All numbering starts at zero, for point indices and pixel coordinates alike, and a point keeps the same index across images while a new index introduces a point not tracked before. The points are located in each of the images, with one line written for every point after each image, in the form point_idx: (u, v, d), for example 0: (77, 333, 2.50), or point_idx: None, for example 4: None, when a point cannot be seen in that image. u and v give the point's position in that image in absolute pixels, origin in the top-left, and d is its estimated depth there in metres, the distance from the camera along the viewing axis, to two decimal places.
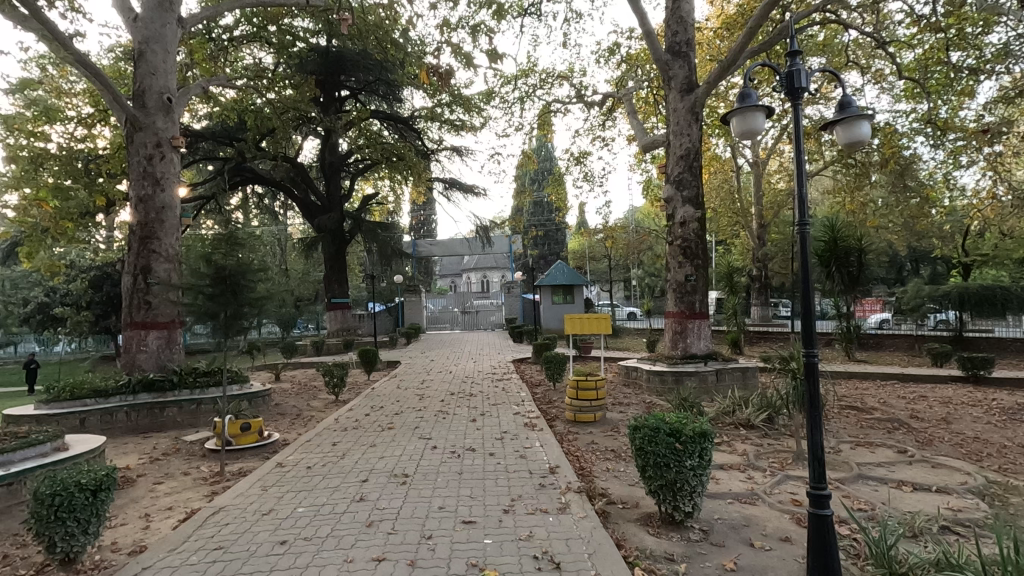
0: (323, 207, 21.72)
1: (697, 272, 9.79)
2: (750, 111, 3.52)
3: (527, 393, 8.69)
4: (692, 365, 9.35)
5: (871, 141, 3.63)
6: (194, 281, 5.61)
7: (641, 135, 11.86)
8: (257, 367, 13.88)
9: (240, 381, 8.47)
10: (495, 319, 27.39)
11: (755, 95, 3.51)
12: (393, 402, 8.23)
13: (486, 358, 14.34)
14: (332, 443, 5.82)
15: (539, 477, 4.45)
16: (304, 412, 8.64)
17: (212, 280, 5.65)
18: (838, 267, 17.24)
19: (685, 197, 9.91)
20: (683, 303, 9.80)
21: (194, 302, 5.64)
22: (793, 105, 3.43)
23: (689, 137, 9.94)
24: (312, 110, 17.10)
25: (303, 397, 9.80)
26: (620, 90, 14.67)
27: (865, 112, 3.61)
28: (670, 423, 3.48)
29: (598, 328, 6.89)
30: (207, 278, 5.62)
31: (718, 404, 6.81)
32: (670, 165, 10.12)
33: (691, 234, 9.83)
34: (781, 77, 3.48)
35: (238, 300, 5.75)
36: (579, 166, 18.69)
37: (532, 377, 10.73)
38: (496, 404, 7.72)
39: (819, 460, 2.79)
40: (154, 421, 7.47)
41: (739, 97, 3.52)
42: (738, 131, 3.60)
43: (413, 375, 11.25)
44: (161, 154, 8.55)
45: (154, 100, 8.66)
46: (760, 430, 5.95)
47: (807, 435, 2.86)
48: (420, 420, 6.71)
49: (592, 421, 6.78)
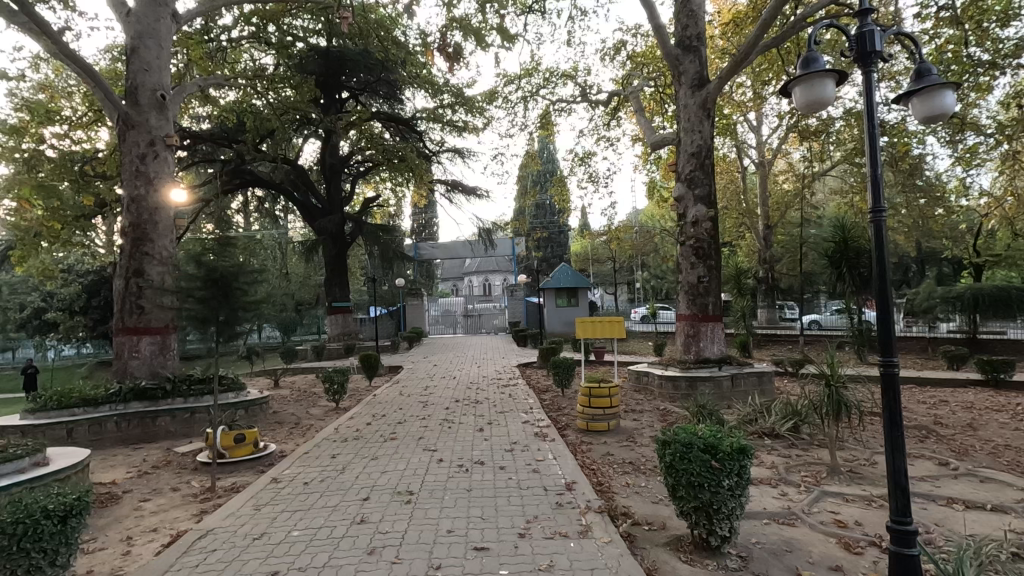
0: (324, 209, 21.44)
1: (710, 274, 9.45)
2: (816, 79, 3.16)
3: (535, 400, 8.34)
4: (706, 371, 9.00)
5: (956, 112, 3.16)
6: (186, 285, 5.23)
7: (650, 133, 11.53)
8: (256, 373, 13.57)
9: (235, 389, 8.14)
10: (498, 323, 27.04)
11: (823, 59, 3.14)
12: (396, 409, 7.88)
13: (490, 362, 13.99)
14: (331, 456, 5.48)
15: (555, 494, 4.10)
16: (303, 420, 8.29)
17: (203, 283, 5.29)
18: (849, 268, 16.91)
19: (697, 195, 9.57)
20: (696, 305, 9.46)
21: (185, 307, 5.26)
22: (865, 71, 3.07)
23: (700, 134, 9.62)
24: (312, 111, 16.85)
25: (302, 405, 9.46)
26: (626, 89, 14.37)
27: (949, 80, 3.13)
28: (704, 439, 3.13)
29: (613, 333, 6.53)
30: (198, 281, 5.25)
31: (738, 412, 6.45)
32: (682, 163, 9.80)
33: (704, 234, 9.49)
34: (851, 40, 3.13)
35: (232, 304, 5.39)
36: (583, 167, 18.39)
37: (539, 383, 10.38)
38: (504, 412, 7.36)
39: (902, 491, 2.59)
40: (145, 431, 7.13)
41: (804, 62, 3.16)
42: (802, 102, 3.24)
43: (416, 381, 10.90)
44: (155, 153, 8.24)
45: (147, 96, 8.34)
46: (786, 441, 5.60)
47: (889, 461, 2.62)
48: (424, 430, 6.36)
49: (605, 430, 6.43)
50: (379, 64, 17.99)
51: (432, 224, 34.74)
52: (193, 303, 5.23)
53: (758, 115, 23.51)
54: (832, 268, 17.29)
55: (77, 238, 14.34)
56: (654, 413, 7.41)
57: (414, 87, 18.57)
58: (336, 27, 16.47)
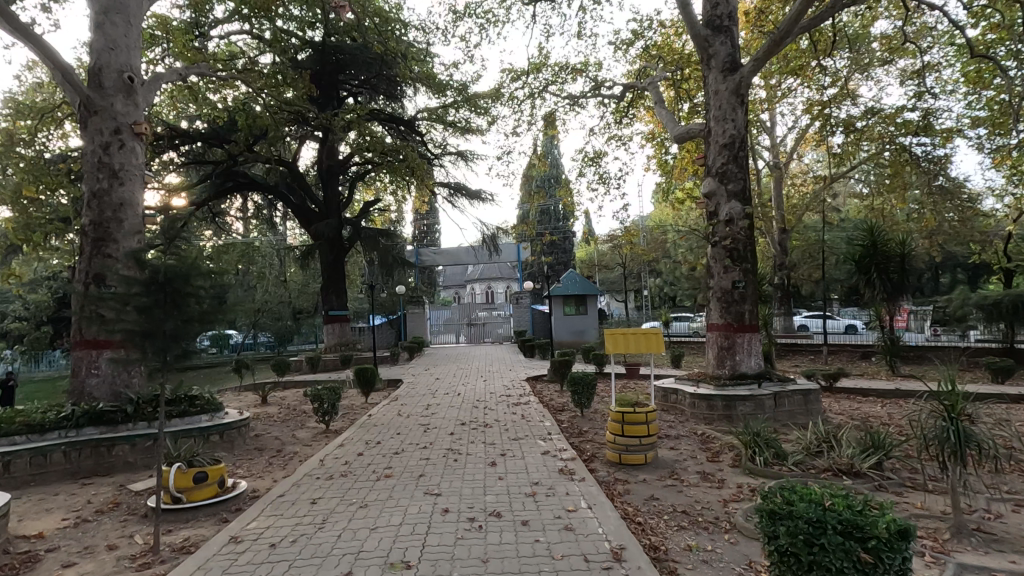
0: (321, 213, 20.49)
1: (746, 277, 8.45)
2: None
3: (552, 422, 7.31)
4: (745, 388, 7.94)
5: None
6: (122, 290, 4.15)
7: (672, 125, 10.58)
8: (243, 388, 12.57)
9: (210, 410, 7.08)
10: (502, 332, 25.95)
11: None
12: (393, 434, 6.85)
13: (497, 375, 12.97)
14: (310, 502, 4.43)
15: (600, 568, 3.05)
16: (287, 446, 7.25)
17: (145, 287, 4.17)
18: (879, 274, 15.87)
19: (730, 191, 8.61)
20: (730, 314, 8.44)
21: (120, 318, 4.14)
22: None
23: (733, 123, 8.67)
24: (308, 108, 15.94)
25: (288, 427, 8.42)
26: (640, 82, 13.53)
27: None
28: (840, 515, 2.10)
29: (648, 347, 5.52)
30: (137, 286, 4.14)
31: (800, 441, 5.41)
32: (711, 156, 8.84)
33: (740, 233, 8.48)
34: None
35: (181, 315, 4.27)
36: (593, 168, 17.46)
37: (554, 401, 9.32)
38: (519, 438, 6.31)
39: None
40: (98, 462, 6.10)
41: None
42: None
43: (416, 398, 9.87)
44: (120, 142, 7.25)
45: (113, 79, 7.36)
46: (871, 481, 4.56)
47: None
48: (425, 465, 5.32)
49: (641, 464, 5.39)
50: (378, 59, 17.10)
51: (433, 231, 33.83)
52: (129, 311, 4.10)
53: (772, 116, 22.67)
54: (860, 273, 16.24)
55: (58, 244, 13.42)
56: (694, 440, 6.35)
57: (416, 86, 17.73)
58: (333, 19, 15.62)
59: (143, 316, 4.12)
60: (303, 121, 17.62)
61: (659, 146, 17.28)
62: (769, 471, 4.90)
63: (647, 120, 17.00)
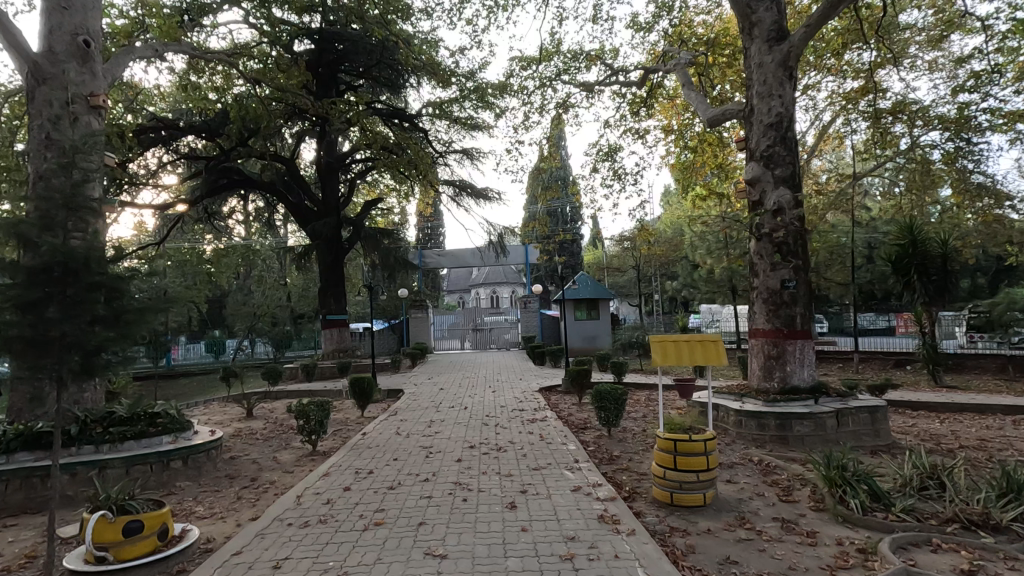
0: (319, 212, 19.53)
1: (797, 276, 7.33)
2: None
3: (577, 445, 6.21)
4: (799, 405, 6.78)
5: None
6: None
7: (702, 107, 9.51)
8: (229, 399, 11.51)
9: (172, 430, 6.01)
10: (509, 337, 24.78)
11: None
12: (389, 460, 5.74)
13: (506, 385, 11.89)
14: (273, 566, 3.33)
15: None
16: (265, 471, 6.18)
17: (29, 279, 3.26)
18: (920, 276, 14.74)
19: (778, 177, 7.51)
20: (779, 318, 7.33)
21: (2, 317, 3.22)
22: None
23: (780, 99, 7.57)
24: (303, 97, 14.92)
25: (270, 447, 7.33)
26: (662, 67, 12.48)
27: None
28: None
29: (709, 360, 4.43)
30: (20, 275, 3.23)
31: (900, 476, 4.33)
32: (755, 137, 7.74)
33: (791, 224, 7.38)
34: None
35: (80, 316, 3.37)
36: (608, 162, 16.40)
37: (575, 417, 8.20)
38: (540, 468, 5.22)
39: None
40: (29, 497, 5.02)
41: None
42: None
43: (418, 412, 8.77)
44: (72, 114, 6.20)
45: (64, 42, 6.31)
46: (1018, 537, 3.48)
47: None
48: (428, 508, 4.21)
49: (698, 506, 4.27)
50: (380, 45, 16.08)
51: (437, 233, 32.80)
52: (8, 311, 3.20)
53: None
54: (899, 275, 15.10)
55: None
56: (751, 472, 5.23)
57: (420, 76, 16.72)
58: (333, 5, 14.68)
59: (30, 317, 3.23)
60: (300, 112, 16.62)
61: (678, 138, 16.20)
62: (875, 521, 3.79)
63: (663, 113, 15.99)
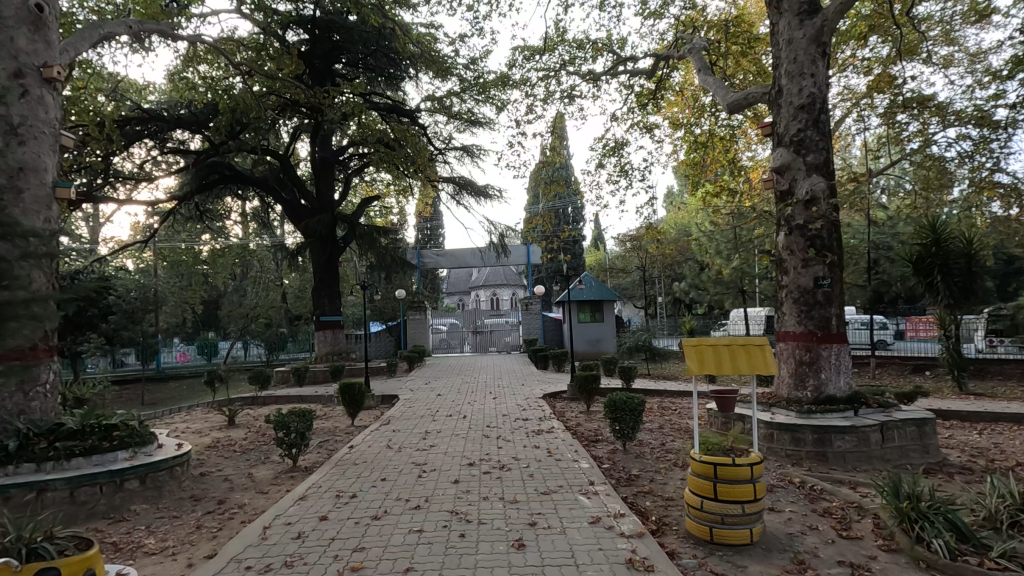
0: (313, 209, 18.86)
1: (832, 273, 6.61)
2: None
3: (591, 463, 5.49)
4: (838, 417, 6.04)
5: None
6: None
7: (721, 93, 8.81)
8: (212, 406, 10.81)
9: (130, 445, 5.29)
10: (510, 340, 23.98)
11: None
12: (376, 481, 5.00)
13: (508, 391, 11.16)
14: None
15: None
16: (237, 491, 5.44)
17: None
18: (944, 277, 13.97)
19: (810, 164, 6.80)
20: (811, 320, 6.61)
21: None
22: None
23: (813, 78, 6.86)
24: (296, 89, 14.19)
25: (246, 461, 6.58)
26: (674, 54, 11.78)
27: None
28: None
29: (755, 369, 3.73)
30: None
31: (987, 507, 3.62)
32: (783, 122, 7.04)
33: (825, 216, 6.65)
34: None
35: None
36: (614, 158, 15.71)
37: (584, 428, 7.47)
38: (551, 493, 4.50)
39: None
40: None
41: None
42: None
43: (412, 422, 8.04)
44: (20, 88, 5.49)
45: (14, 6, 5.60)
46: None
47: None
48: (418, 547, 3.46)
49: (743, 545, 3.54)
50: (376, 34, 15.41)
51: (436, 233, 32.15)
52: None
53: None
54: (920, 276, 14.33)
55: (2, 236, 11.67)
56: (795, 498, 4.49)
57: (419, 67, 16.04)
58: None
59: None
60: (293, 106, 15.88)
61: (688, 132, 15.52)
62: (969, 571, 3.08)
63: (673, 106, 15.37)
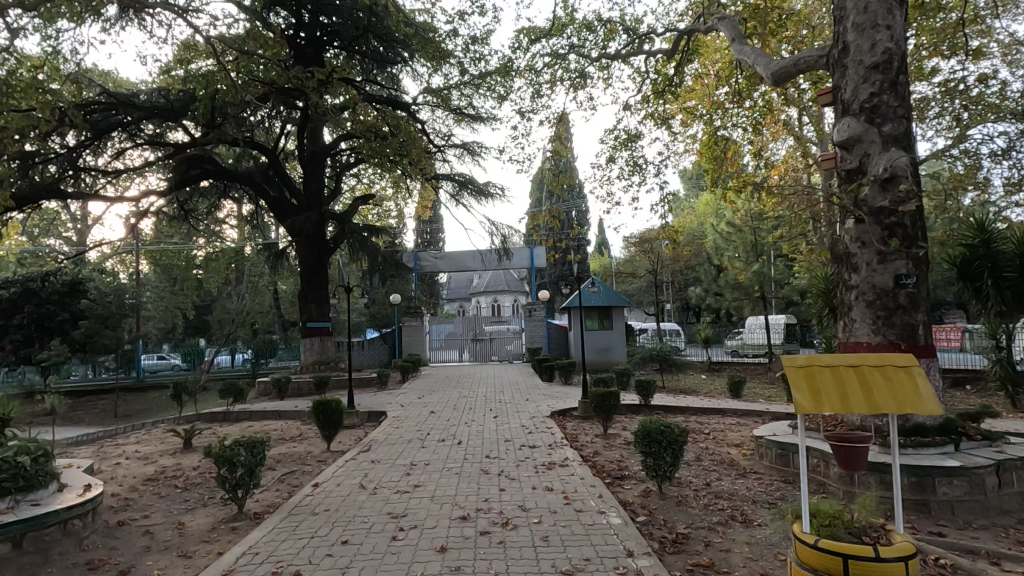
0: (301, 207, 17.60)
1: (917, 271, 5.32)
2: None
3: (625, 519, 4.15)
4: (937, 455, 4.71)
5: None
6: None
7: (761, 63, 7.55)
8: (173, 424, 9.49)
9: (11, 492, 3.96)
10: (511, 349, 22.65)
11: None
12: (335, 546, 3.68)
13: (512, 408, 9.84)
14: None
15: None
16: (152, 553, 4.08)
17: None
18: (995, 281, 11.66)
19: (887, 136, 5.50)
20: (893, 329, 5.28)
21: None
22: None
23: (888, 30, 5.57)
24: (276, 75, 12.92)
25: (182, 504, 5.25)
26: (697, 28, 10.48)
27: None
28: None
29: (903, 407, 2.39)
30: None
31: None
32: (850, 86, 5.75)
33: (907, 199, 5.32)
34: None
35: None
36: (626, 151, 14.44)
37: (604, 460, 6.15)
38: (576, 573, 3.18)
39: None
40: None
41: None
42: None
43: (398, 449, 6.71)
44: None
45: None
46: None
47: None
48: None
49: None
50: (366, 11, 14.10)
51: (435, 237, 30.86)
52: None
53: None
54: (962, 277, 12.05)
55: None
56: None
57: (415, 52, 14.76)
58: None
59: None
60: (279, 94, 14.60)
61: (707, 124, 14.27)
62: None
63: (692, 94, 14.15)
